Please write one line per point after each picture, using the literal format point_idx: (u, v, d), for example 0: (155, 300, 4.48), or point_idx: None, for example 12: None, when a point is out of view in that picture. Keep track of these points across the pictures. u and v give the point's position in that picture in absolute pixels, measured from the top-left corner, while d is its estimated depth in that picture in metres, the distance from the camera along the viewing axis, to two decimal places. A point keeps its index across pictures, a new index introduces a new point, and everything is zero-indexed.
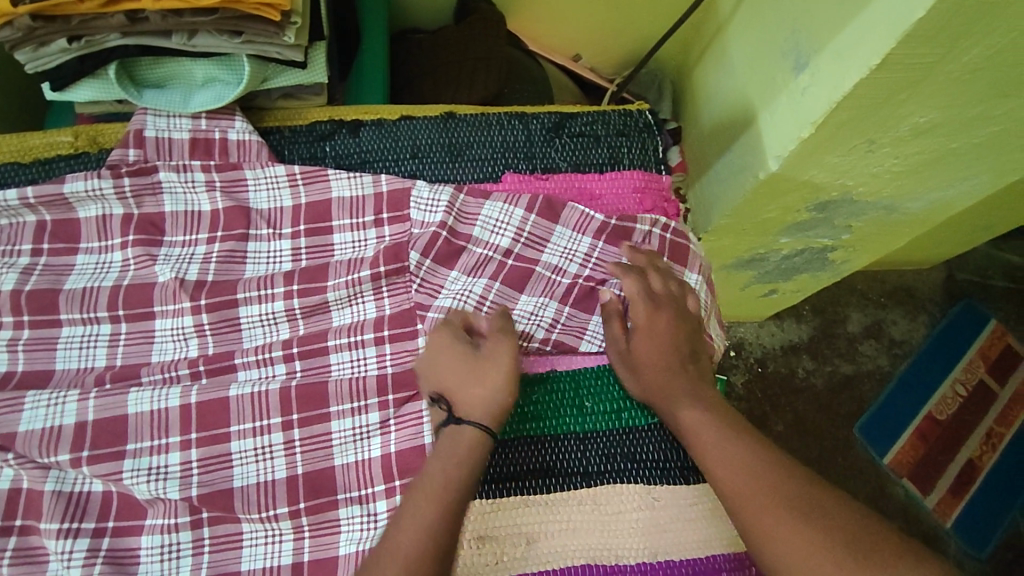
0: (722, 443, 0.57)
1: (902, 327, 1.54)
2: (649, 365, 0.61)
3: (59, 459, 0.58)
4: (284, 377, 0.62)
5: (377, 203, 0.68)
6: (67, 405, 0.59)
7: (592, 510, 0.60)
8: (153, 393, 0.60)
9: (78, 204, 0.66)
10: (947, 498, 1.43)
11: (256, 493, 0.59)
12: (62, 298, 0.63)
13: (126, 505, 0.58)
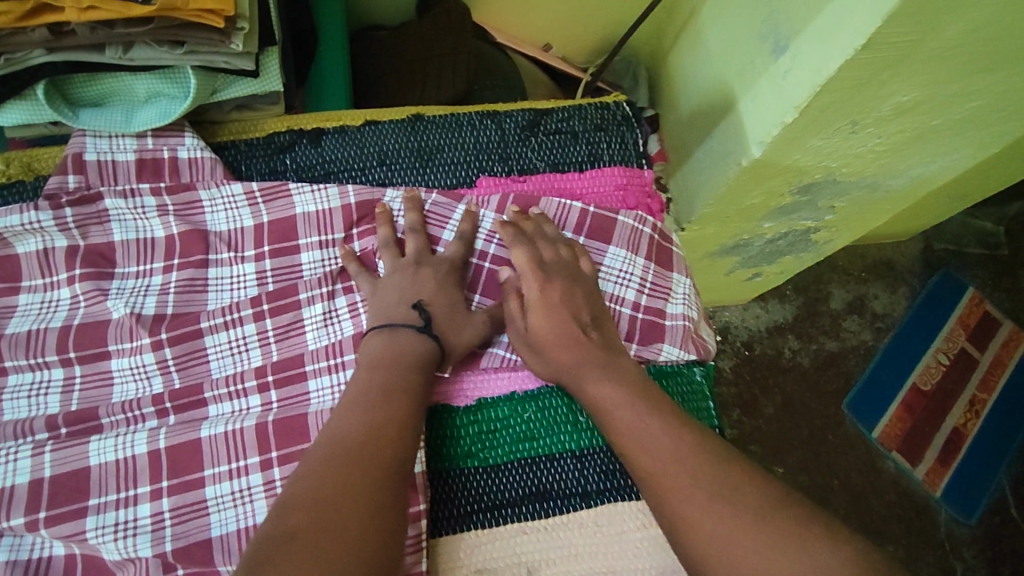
0: (638, 425, 0.53)
1: (884, 301, 1.54)
2: (548, 341, 0.58)
3: (14, 523, 0.53)
4: (259, 411, 0.58)
5: (345, 216, 0.63)
6: (20, 462, 0.54)
7: (594, 532, 0.57)
8: (117, 440, 0.55)
9: (15, 238, 0.60)
10: (936, 468, 1.44)
11: (237, 541, 0.54)
12: (6, 343, 0.58)
13: (96, 564, 0.54)
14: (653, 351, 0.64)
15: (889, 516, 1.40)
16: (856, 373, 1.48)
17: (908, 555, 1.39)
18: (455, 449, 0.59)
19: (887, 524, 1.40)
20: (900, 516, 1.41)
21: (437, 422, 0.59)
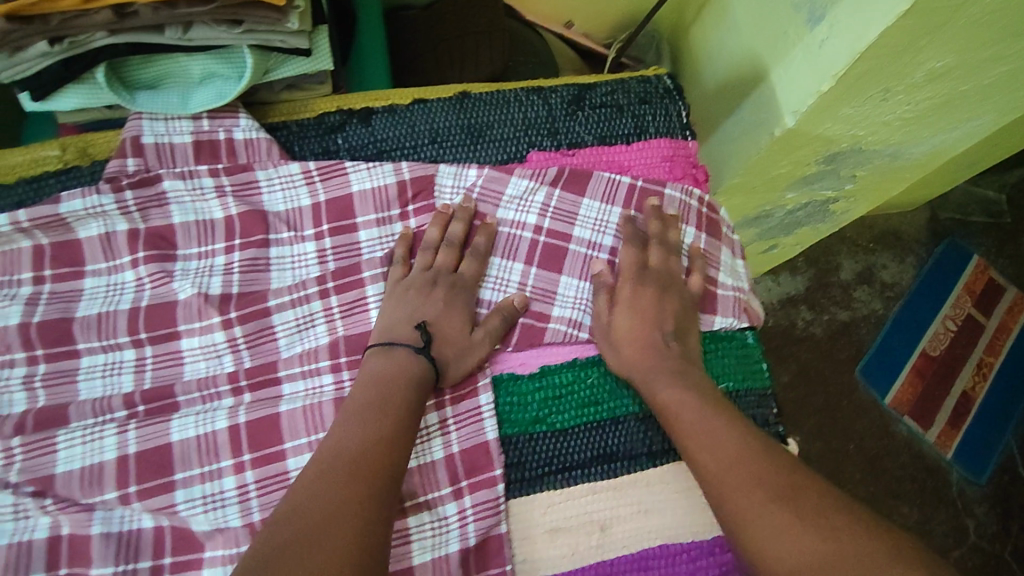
0: (700, 424, 0.55)
1: (893, 270, 1.57)
2: (635, 339, 0.61)
3: (106, 498, 0.55)
4: (333, 389, 0.59)
5: (401, 192, 0.65)
6: (107, 440, 0.55)
7: (662, 490, 0.59)
8: (198, 415, 0.57)
9: (77, 223, 0.60)
10: (947, 431, 1.48)
11: None
12: (78, 326, 0.59)
13: (180, 539, 0.55)
14: (708, 321, 0.65)
15: (904, 477, 1.45)
16: (868, 341, 1.52)
17: (922, 515, 1.43)
18: (523, 416, 0.61)
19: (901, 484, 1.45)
20: (913, 476, 1.45)
21: (502, 390, 0.61)
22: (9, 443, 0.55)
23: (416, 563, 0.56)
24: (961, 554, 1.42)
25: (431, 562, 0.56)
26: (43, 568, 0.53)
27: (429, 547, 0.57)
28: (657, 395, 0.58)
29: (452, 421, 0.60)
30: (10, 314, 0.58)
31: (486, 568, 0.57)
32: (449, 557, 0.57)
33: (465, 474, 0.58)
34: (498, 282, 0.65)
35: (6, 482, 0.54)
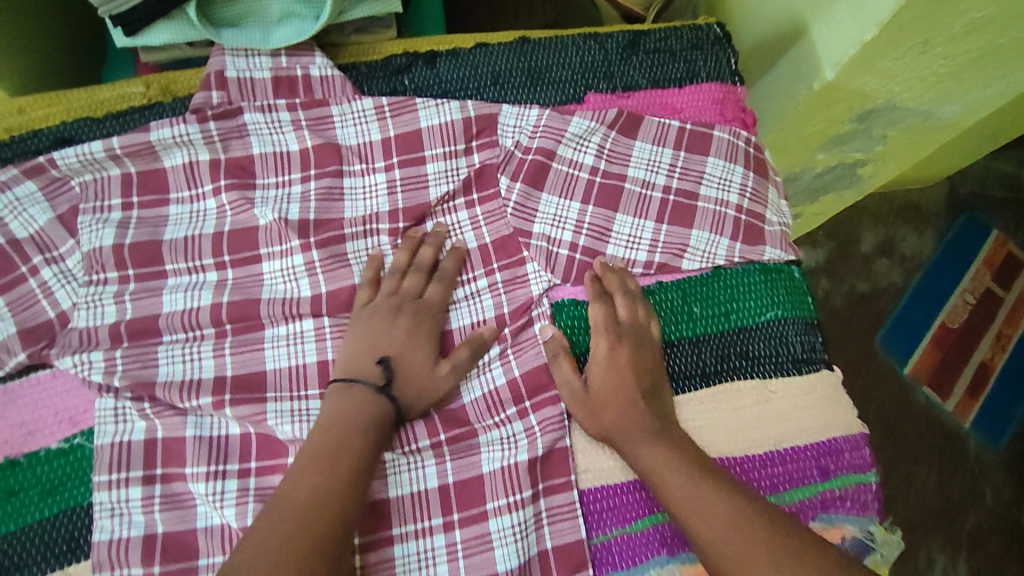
0: (690, 490, 0.54)
1: (912, 243, 1.58)
2: (607, 397, 0.59)
3: (202, 403, 0.58)
4: None
5: (466, 129, 0.68)
6: (204, 361, 0.60)
7: (715, 407, 0.63)
8: (288, 333, 0.62)
9: (163, 151, 0.64)
10: (965, 400, 1.51)
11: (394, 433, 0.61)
12: (166, 248, 0.62)
13: (267, 445, 0.58)
14: (758, 251, 0.67)
15: (920, 442, 1.47)
16: (889, 311, 1.53)
17: (940, 479, 1.45)
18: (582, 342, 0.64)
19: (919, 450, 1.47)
20: (931, 442, 1.47)
21: (561, 318, 0.64)
22: (108, 353, 0.59)
23: (486, 472, 0.60)
24: (978, 518, 1.43)
25: (499, 471, 0.60)
26: (140, 468, 0.56)
27: (498, 458, 0.60)
28: (637, 458, 0.58)
29: (512, 348, 0.64)
30: (104, 236, 0.62)
31: (552, 478, 0.60)
32: (517, 466, 0.60)
33: (527, 395, 0.62)
34: (556, 220, 0.67)
35: (107, 387, 0.58)
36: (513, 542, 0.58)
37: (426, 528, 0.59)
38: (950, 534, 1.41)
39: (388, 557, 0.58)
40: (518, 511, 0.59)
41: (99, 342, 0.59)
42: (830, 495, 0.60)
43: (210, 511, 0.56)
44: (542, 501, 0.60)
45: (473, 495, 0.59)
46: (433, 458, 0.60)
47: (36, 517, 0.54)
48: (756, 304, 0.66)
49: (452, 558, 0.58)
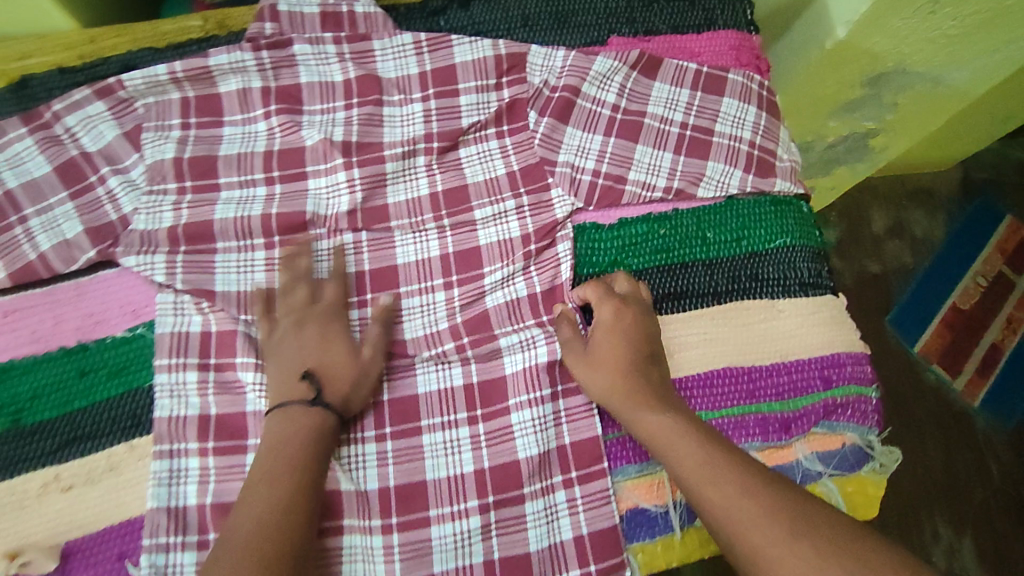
0: (698, 456, 0.53)
1: (923, 226, 1.55)
2: (610, 357, 0.60)
3: (256, 317, 0.64)
4: (438, 241, 0.68)
5: (497, 65, 0.72)
6: (256, 275, 0.65)
7: (725, 321, 0.67)
8: (329, 246, 0.66)
9: (219, 77, 0.69)
10: (974, 380, 1.46)
11: (425, 339, 0.65)
12: (221, 163, 0.68)
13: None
14: (769, 182, 0.71)
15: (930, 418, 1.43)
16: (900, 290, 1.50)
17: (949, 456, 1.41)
18: (601, 260, 0.68)
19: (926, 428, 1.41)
20: (938, 420, 1.41)
21: (582, 241, 0.68)
22: (169, 254, 0.64)
23: (509, 372, 0.63)
24: (988, 496, 1.38)
25: (521, 371, 0.63)
26: (195, 356, 0.61)
27: (519, 362, 0.64)
28: (640, 425, 0.57)
29: (535, 265, 0.67)
30: (165, 150, 0.67)
31: (570, 381, 0.63)
32: (537, 366, 0.63)
33: (546, 309, 0.65)
34: (580, 150, 0.71)
35: (167, 286, 0.63)
36: (532, 434, 0.61)
37: (452, 421, 0.62)
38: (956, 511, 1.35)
39: (416, 445, 0.61)
40: (538, 406, 0.62)
41: (159, 245, 0.64)
42: (831, 402, 0.64)
43: (256, 399, 0.61)
44: (561, 400, 0.63)
45: (496, 393, 0.63)
46: (458, 362, 0.64)
47: (107, 394, 0.60)
48: (766, 232, 0.70)
49: (476, 447, 0.61)
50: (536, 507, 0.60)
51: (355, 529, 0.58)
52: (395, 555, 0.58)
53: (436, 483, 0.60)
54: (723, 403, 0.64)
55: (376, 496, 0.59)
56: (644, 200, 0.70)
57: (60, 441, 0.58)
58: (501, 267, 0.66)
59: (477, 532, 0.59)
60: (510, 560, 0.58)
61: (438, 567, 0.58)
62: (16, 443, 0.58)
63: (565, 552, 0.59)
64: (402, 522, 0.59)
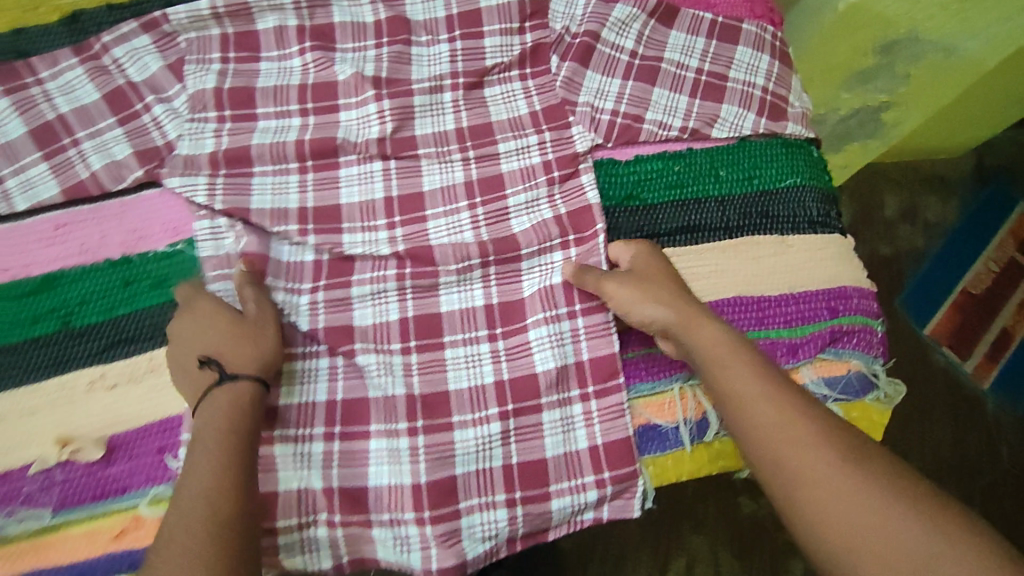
0: (755, 375, 0.55)
1: (935, 211, 1.48)
2: (665, 276, 0.63)
3: (289, 227, 0.67)
4: (462, 166, 0.71)
5: (521, 10, 0.76)
6: (290, 193, 0.69)
7: (737, 254, 0.70)
8: (359, 172, 0.70)
9: (257, 15, 0.74)
10: (985, 363, 1.39)
11: (451, 252, 0.67)
12: (258, 94, 0.72)
13: (336, 267, 0.67)
14: (781, 125, 0.74)
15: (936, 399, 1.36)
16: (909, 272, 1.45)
17: (955, 437, 1.33)
18: (618, 193, 0.71)
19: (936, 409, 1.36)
20: (948, 401, 1.36)
21: (602, 173, 0.71)
22: (210, 177, 0.67)
23: (526, 294, 0.67)
24: (994, 480, 1.31)
25: (537, 293, 0.66)
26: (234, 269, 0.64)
27: (537, 282, 0.67)
28: (697, 339, 0.58)
29: (559, 195, 0.70)
30: (206, 81, 0.71)
31: (590, 301, 0.65)
32: (552, 288, 0.66)
33: (573, 230, 0.68)
34: (598, 92, 0.73)
35: (206, 209, 0.66)
36: (548, 349, 0.64)
37: (474, 338, 0.65)
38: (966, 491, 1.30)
39: (440, 357, 0.65)
40: (554, 324, 0.65)
41: (200, 168, 0.68)
42: (839, 329, 0.67)
43: (290, 298, 0.65)
44: (578, 320, 0.65)
45: (516, 313, 0.66)
46: (480, 282, 0.67)
47: (148, 304, 0.64)
48: (776, 172, 0.73)
49: (496, 360, 0.65)
50: (552, 417, 0.63)
51: (381, 433, 0.62)
52: (421, 454, 0.62)
53: (458, 392, 0.64)
54: (733, 329, 0.67)
55: (403, 401, 0.63)
56: (660, 138, 0.72)
57: (102, 344, 0.62)
58: (526, 191, 0.70)
59: (497, 438, 0.62)
60: (528, 465, 0.62)
61: (460, 470, 0.62)
62: (64, 344, 0.62)
63: (580, 460, 0.63)
64: (428, 425, 0.63)
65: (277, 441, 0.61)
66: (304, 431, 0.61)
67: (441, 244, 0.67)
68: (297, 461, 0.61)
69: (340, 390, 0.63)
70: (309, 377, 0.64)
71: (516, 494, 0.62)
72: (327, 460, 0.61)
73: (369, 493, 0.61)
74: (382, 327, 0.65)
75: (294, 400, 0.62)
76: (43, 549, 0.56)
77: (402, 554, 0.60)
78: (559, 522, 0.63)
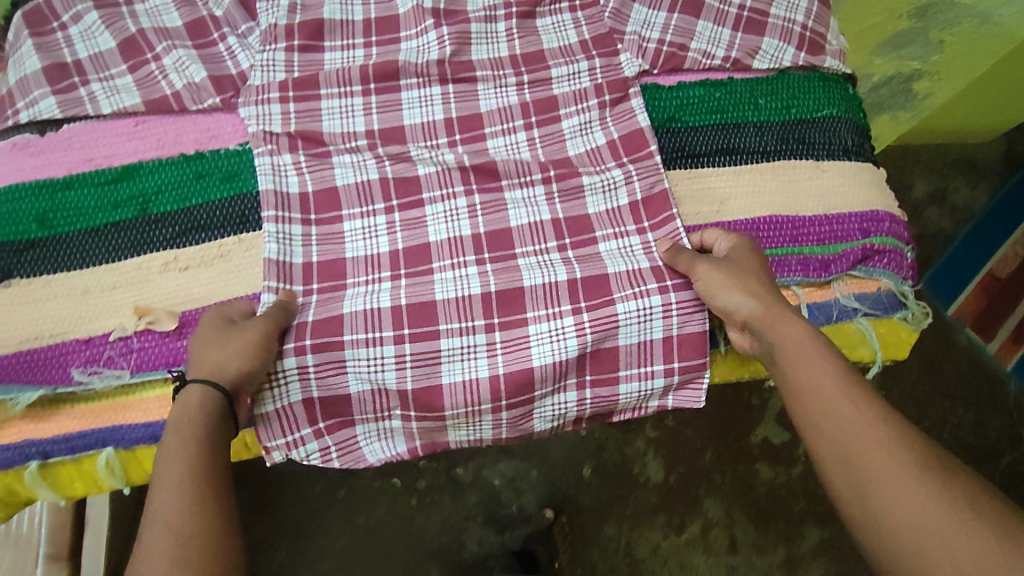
0: (823, 368, 0.55)
1: (965, 194, 1.53)
2: (749, 272, 0.62)
3: (360, 143, 0.70)
4: (516, 89, 0.73)
5: None
6: (356, 107, 0.71)
7: (774, 176, 0.72)
8: (421, 95, 0.73)
9: None
10: (1008, 344, 1.45)
11: (515, 167, 0.71)
12: (326, 26, 0.74)
13: (404, 186, 0.70)
14: (820, 60, 0.77)
15: (960, 380, 1.43)
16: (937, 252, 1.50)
17: (976, 419, 1.41)
18: (661, 114, 0.74)
19: (956, 390, 1.43)
20: (969, 381, 1.43)
21: (647, 95, 0.74)
22: (280, 100, 0.71)
23: (591, 212, 0.71)
24: (1014, 459, 1.39)
25: (603, 212, 0.71)
26: (298, 212, 0.69)
27: (601, 203, 0.71)
28: (778, 331, 0.58)
29: (611, 117, 0.73)
30: (277, 17, 0.73)
31: (653, 217, 0.70)
32: (619, 209, 0.71)
33: (626, 153, 0.72)
34: (645, 23, 0.77)
35: (269, 134, 0.70)
36: (620, 258, 0.68)
37: (544, 249, 0.69)
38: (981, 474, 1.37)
39: (513, 265, 0.68)
40: (623, 238, 0.70)
41: (271, 93, 0.71)
42: (870, 248, 0.69)
43: (365, 229, 0.69)
44: (648, 235, 0.70)
45: (583, 226, 0.70)
46: (545, 198, 0.71)
47: (219, 196, 0.68)
48: (814, 102, 0.76)
49: (567, 260, 0.68)
50: (629, 309, 0.65)
51: (452, 332, 0.65)
52: (497, 352, 0.65)
53: (533, 289, 0.67)
54: (767, 244, 0.69)
55: (478, 302, 0.66)
56: (703, 67, 0.76)
57: (175, 231, 0.67)
58: (579, 114, 0.73)
59: (571, 330, 0.65)
60: (599, 352, 0.66)
61: (538, 361, 0.65)
62: (140, 229, 0.67)
63: (653, 350, 0.67)
64: (502, 321, 0.66)
65: (349, 344, 0.64)
66: (374, 334, 0.64)
67: (505, 159, 0.71)
68: (370, 365, 0.64)
69: (404, 297, 0.66)
70: (374, 294, 0.66)
71: (586, 377, 0.67)
72: (398, 363, 0.64)
73: (444, 389, 0.65)
74: (456, 241, 0.69)
75: (360, 309, 0.65)
76: (123, 408, 0.62)
77: (475, 433, 0.68)
78: (625, 408, 0.70)
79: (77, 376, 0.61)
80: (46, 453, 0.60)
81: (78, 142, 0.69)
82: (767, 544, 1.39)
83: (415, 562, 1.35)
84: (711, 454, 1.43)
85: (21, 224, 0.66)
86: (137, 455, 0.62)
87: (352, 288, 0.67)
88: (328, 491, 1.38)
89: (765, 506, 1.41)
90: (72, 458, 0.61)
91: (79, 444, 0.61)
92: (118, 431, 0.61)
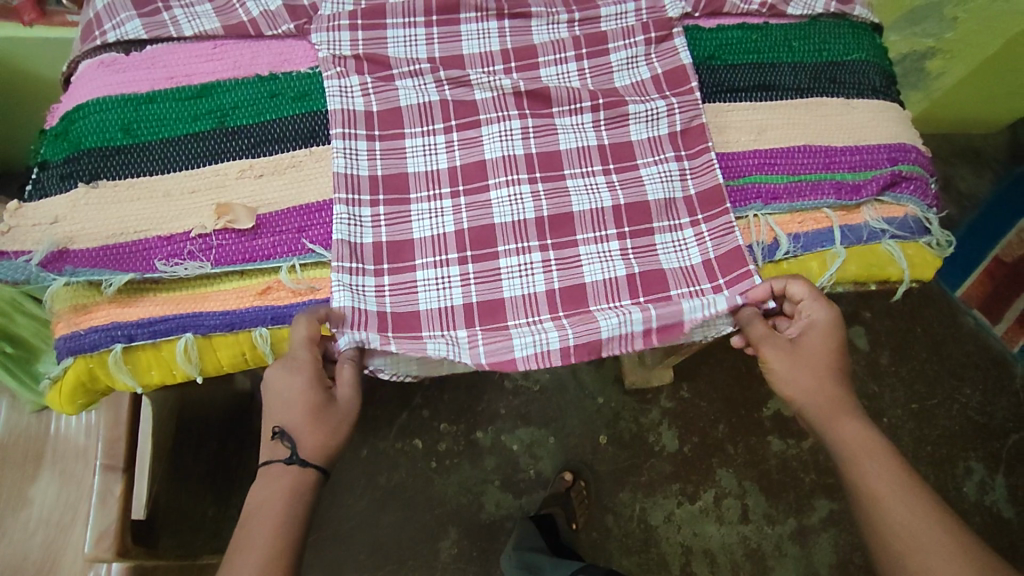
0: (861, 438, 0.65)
1: (971, 183, 1.64)
2: (812, 361, 0.68)
3: (422, 66, 0.75)
4: (568, 24, 0.79)
5: None
6: (419, 36, 0.77)
7: (807, 110, 0.77)
8: (478, 28, 0.78)
9: None
10: (1014, 327, 1.52)
11: (567, 95, 0.75)
12: None
13: (462, 108, 0.75)
14: (849, 8, 0.82)
15: (967, 361, 1.51)
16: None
17: (983, 399, 1.49)
18: (701, 52, 0.79)
19: (965, 369, 1.51)
20: (977, 363, 1.51)
21: (688, 35, 0.79)
22: (350, 27, 0.76)
23: (635, 139, 0.75)
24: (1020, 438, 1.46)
25: (646, 140, 0.75)
26: (363, 128, 0.73)
27: (644, 130, 0.75)
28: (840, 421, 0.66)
29: (656, 54, 0.77)
30: None
31: (692, 147, 0.74)
32: (660, 137, 0.75)
33: (669, 87, 0.76)
34: None
35: (335, 59, 0.74)
36: (659, 183, 0.73)
37: (591, 172, 0.74)
38: (987, 450, 1.45)
39: (562, 186, 0.72)
40: (663, 164, 0.74)
41: (342, 22, 0.76)
42: (898, 174, 0.74)
43: (426, 144, 0.74)
44: (685, 162, 0.74)
45: (626, 153, 0.75)
46: (591, 124, 0.75)
47: (290, 114, 0.73)
48: (844, 47, 0.81)
49: (611, 188, 0.73)
50: (666, 239, 0.72)
51: (510, 253, 0.70)
52: (552, 268, 0.70)
53: (581, 215, 0.71)
54: (801, 170, 0.74)
55: (532, 224, 0.71)
56: (741, 12, 0.81)
57: (250, 142, 0.72)
58: (627, 48, 0.78)
59: (617, 253, 0.71)
60: (648, 274, 0.70)
61: (589, 279, 0.69)
62: (218, 139, 0.72)
63: (696, 271, 0.70)
64: (555, 243, 0.71)
65: (420, 267, 0.70)
66: (441, 257, 0.70)
67: (558, 86, 0.75)
68: (439, 284, 0.69)
69: (466, 220, 0.71)
70: (437, 214, 0.71)
71: (640, 299, 0.69)
72: (463, 281, 0.69)
73: (506, 304, 0.69)
74: (510, 159, 0.73)
75: (428, 233, 0.71)
76: (200, 298, 0.67)
77: (541, 340, 0.67)
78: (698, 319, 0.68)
79: (161, 267, 0.66)
80: (130, 336, 0.65)
81: (161, 61, 0.74)
82: (778, 514, 1.40)
83: (433, 523, 1.37)
84: (724, 426, 1.45)
85: (108, 132, 0.71)
86: (212, 343, 0.67)
87: (417, 206, 0.72)
88: (350, 450, 1.41)
89: (776, 477, 1.43)
90: (153, 343, 0.66)
91: (162, 329, 0.65)
92: (198, 318, 0.66)
